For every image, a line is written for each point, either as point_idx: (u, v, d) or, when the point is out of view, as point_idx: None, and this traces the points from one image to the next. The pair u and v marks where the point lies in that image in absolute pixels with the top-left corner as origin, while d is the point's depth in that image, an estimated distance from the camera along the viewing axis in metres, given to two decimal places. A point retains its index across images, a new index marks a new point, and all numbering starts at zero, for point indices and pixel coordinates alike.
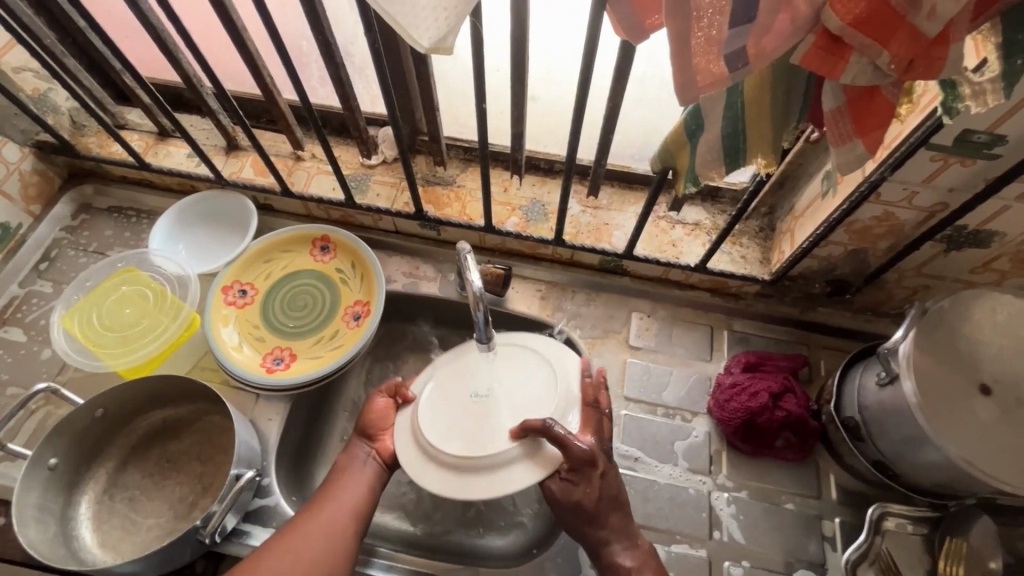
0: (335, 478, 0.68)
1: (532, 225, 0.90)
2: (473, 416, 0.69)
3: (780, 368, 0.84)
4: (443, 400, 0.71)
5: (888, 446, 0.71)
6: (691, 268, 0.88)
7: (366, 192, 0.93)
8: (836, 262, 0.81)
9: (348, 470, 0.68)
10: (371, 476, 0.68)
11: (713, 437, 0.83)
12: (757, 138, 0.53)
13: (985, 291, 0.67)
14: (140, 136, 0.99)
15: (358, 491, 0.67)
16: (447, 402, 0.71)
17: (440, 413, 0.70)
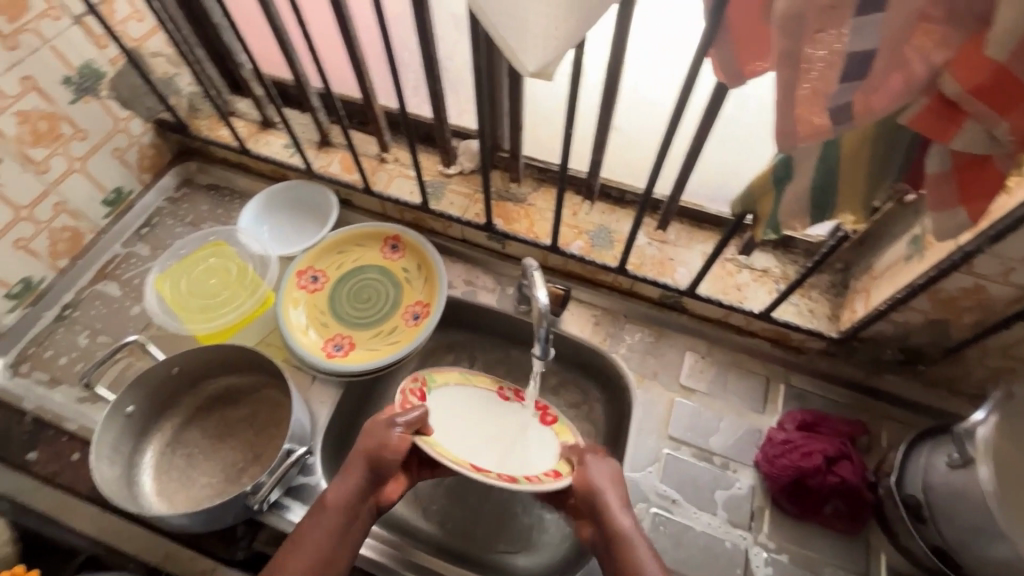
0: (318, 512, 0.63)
1: (596, 250, 0.91)
2: (487, 424, 0.80)
3: (837, 432, 0.80)
4: (450, 434, 0.74)
5: (955, 535, 0.66)
6: (755, 315, 0.86)
7: (441, 198, 0.97)
8: (913, 329, 0.77)
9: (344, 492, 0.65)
10: (357, 511, 0.64)
11: (757, 492, 0.80)
12: (848, 192, 0.52)
13: None
14: (245, 124, 1.07)
15: (342, 534, 0.62)
16: (455, 417, 0.78)
17: (422, 381, 0.77)
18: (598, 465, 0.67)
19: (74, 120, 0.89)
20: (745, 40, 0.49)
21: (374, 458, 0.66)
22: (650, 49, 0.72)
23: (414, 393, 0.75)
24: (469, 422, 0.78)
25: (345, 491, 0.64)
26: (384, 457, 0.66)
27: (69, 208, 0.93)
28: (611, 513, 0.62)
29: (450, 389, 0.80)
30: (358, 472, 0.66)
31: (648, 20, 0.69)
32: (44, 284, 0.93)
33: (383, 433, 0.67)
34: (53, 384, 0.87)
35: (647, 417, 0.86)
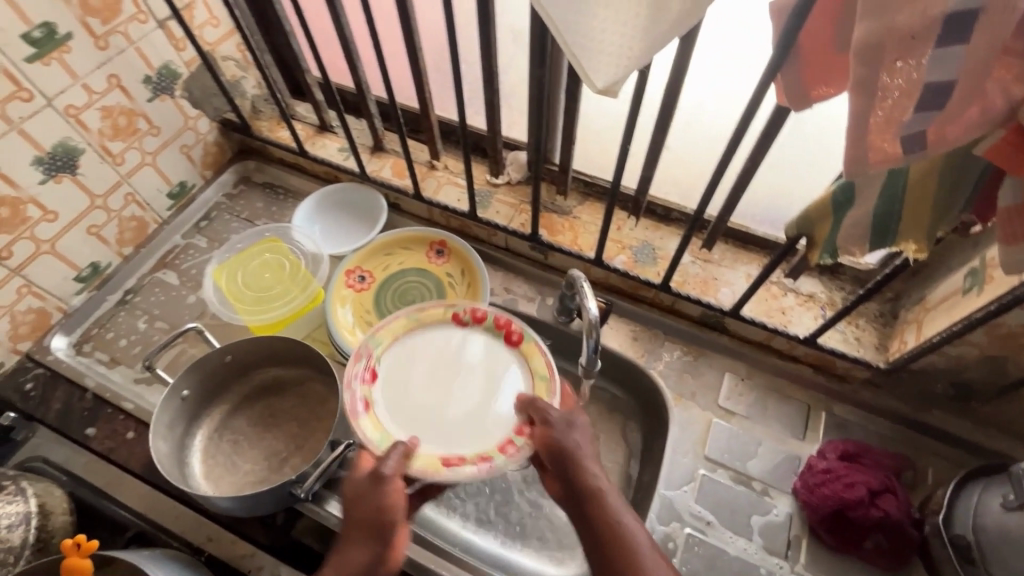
0: None
1: (639, 265, 0.92)
2: (449, 362, 0.77)
3: (880, 465, 0.78)
4: (426, 381, 0.76)
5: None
6: (799, 340, 0.85)
7: (487, 207, 0.99)
8: (966, 365, 0.75)
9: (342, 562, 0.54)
10: None
11: (795, 520, 0.79)
12: (913, 222, 0.52)
13: None
14: (303, 127, 1.11)
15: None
16: (412, 379, 0.75)
17: (366, 358, 0.75)
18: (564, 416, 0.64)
19: (150, 117, 0.94)
20: (817, 67, 0.49)
21: (373, 522, 0.56)
22: (710, 71, 0.73)
23: (361, 375, 0.74)
24: (422, 373, 0.76)
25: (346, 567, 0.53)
26: (388, 517, 0.56)
27: (138, 199, 0.98)
28: (586, 467, 0.58)
29: (397, 347, 0.78)
30: (357, 538, 0.55)
31: (711, 42, 0.70)
32: (110, 270, 0.98)
33: (376, 494, 0.57)
34: (112, 364, 0.91)
35: (683, 436, 0.85)
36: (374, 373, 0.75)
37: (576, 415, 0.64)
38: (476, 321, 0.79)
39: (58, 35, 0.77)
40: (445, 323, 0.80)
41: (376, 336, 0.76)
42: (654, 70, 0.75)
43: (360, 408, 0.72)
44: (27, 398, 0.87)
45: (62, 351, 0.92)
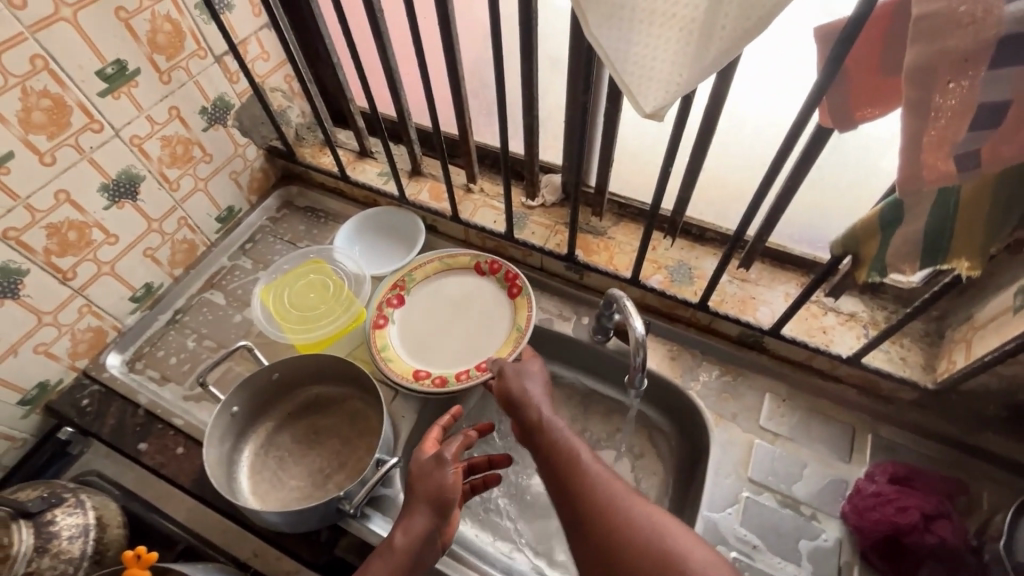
0: (384, 555, 0.61)
1: (676, 285, 0.92)
2: (462, 305, 0.97)
3: (934, 489, 0.76)
4: (434, 316, 0.97)
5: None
6: (841, 359, 0.84)
7: (523, 228, 1.01)
8: (1019, 386, 0.73)
9: (408, 521, 0.64)
10: (428, 546, 0.64)
11: (845, 546, 0.77)
12: (965, 240, 0.53)
13: None
14: (344, 153, 1.16)
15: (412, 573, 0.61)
16: (428, 311, 0.97)
17: (399, 288, 0.97)
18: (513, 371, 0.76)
19: (204, 145, 0.99)
20: (865, 90, 0.50)
21: (436, 497, 0.65)
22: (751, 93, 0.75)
23: (391, 300, 0.97)
24: (439, 306, 0.98)
25: (413, 533, 0.63)
26: (447, 495, 0.65)
27: (190, 223, 1.03)
28: (533, 402, 0.71)
29: (425, 283, 0.99)
30: (421, 509, 0.64)
31: (752, 66, 0.71)
32: (161, 290, 1.02)
33: (436, 475, 0.66)
34: (163, 381, 0.94)
35: (724, 457, 0.84)
36: (402, 299, 0.98)
37: (529, 369, 0.77)
38: (490, 274, 0.98)
39: (127, 71, 0.83)
40: (470, 272, 0.99)
41: (410, 272, 0.98)
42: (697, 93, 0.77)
43: (380, 322, 0.94)
44: (83, 413, 0.90)
45: (116, 368, 0.95)
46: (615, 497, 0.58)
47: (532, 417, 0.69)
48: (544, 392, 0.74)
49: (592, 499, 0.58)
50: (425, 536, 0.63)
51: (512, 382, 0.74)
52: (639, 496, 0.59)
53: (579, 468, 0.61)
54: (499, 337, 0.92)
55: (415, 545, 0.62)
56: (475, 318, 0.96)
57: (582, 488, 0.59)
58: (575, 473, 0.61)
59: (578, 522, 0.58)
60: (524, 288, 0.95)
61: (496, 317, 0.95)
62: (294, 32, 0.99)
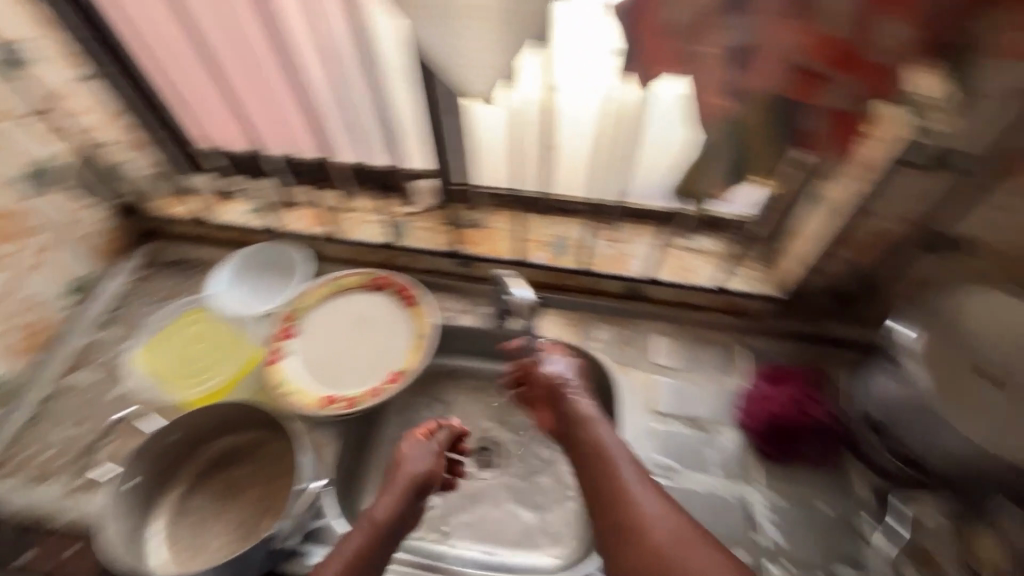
0: (357, 530, 0.64)
1: (558, 258, 1.00)
2: (358, 322, 0.97)
3: (801, 379, 0.89)
4: (332, 339, 0.95)
5: (939, 464, 0.72)
6: (708, 290, 0.96)
7: (407, 235, 1.02)
8: (839, 278, 0.88)
9: (381, 497, 0.68)
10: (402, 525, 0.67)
11: (743, 447, 0.88)
12: (757, 159, 0.64)
13: (958, 285, 0.73)
14: (205, 197, 1.10)
15: (385, 550, 0.64)
16: (325, 335, 0.95)
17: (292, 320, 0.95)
18: (569, 374, 0.81)
19: (34, 215, 0.90)
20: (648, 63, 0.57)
21: (418, 478, 0.69)
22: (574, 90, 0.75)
23: (282, 334, 0.94)
24: (335, 329, 0.96)
25: (387, 510, 0.66)
26: (428, 479, 0.70)
27: (35, 302, 0.92)
28: (567, 398, 0.78)
29: (316, 310, 0.98)
30: (397, 487, 0.68)
31: (568, 64, 0.70)
32: (15, 383, 0.91)
33: (422, 458, 0.72)
34: (37, 481, 0.84)
35: (633, 400, 0.93)
36: (294, 330, 0.95)
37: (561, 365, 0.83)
38: (384, 287, 0.98)
39: None
40: (362, 289, 0.99)
41: (298, 301, 0.97)
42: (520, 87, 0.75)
43: (274, 357, 0.92)
44: None
45: None
46: (643, 501, 0.63)
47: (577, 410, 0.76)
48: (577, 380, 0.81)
49: (621, 500, 0.63)
50: (401, 512, 0.66)
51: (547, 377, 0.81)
52: (668, 506, 0.63)
53: (610, 476, 0.66)
54: (401, 346, 0.93)
55: (382, 525, 0.64)
56: (374, 332, 0.96)
57: (613, 489, 0.65)
58: (604, 477, 0.66)
59: (601, 516, 0.64)
60: (419, 295, 0.97)
61: (395, 328, 0.95)
62: (120, 80, 0.94)
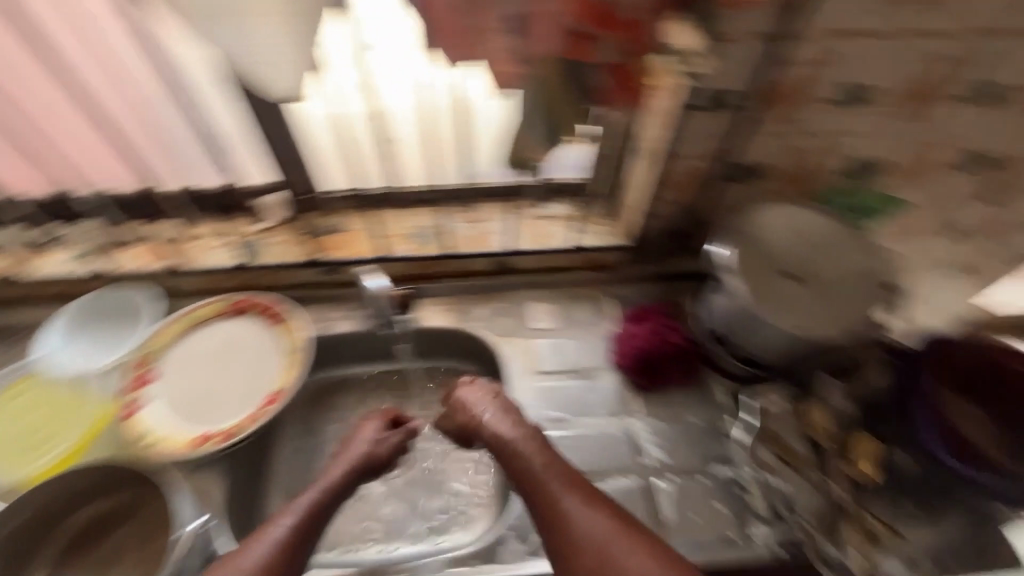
0: (300, 495, 0.72)
1: (422, 247, 1.01)
2: (224, 352, 0.92)
3: (657, 312, 0.99)
4: (197, 374, 0.90)
5: (768, 354, 0.86)
6: (568, 250, 1.03)
7: (261, 253, 0.98)
8: (671, 217, 0.99)
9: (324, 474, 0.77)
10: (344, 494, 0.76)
11: (620, 384, 0.97)
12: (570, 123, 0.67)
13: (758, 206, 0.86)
14: (10, 253, 0.96)
15: (330, 515, 0.73)
16: (189, 374, 0.90)
17: (146, 364, 0.89)
18: (484, 403, 0.83)
19: None
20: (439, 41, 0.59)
21: (369, 459, 0.82)
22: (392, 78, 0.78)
23: (136, 382, 0.87)
24: (198, 364, 0.91)
25: (331, 479, 0.76)
26: (374, 460, 0.82)
27: None
28: (489, 425, 0.79)
29: (173, 349, 0.91)
30: (342, 466, 0.78)
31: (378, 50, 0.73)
32: None
33: (376, 444, 0.84)
34: None
35: (517, 364, 0.99)
36: (152, 376, 0.89)
37: (478, 395, 0.84)
38: (246, 311, 0.94)
39: None
40: (222, 317, 0.94)
41: (150, 344, 0.90)
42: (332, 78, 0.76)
43: (130, 410, 0.85)
44: None
45: None
46: (574, 513, 0.66)
47: (500, 435, 0.78)
48: (496, 398, 0.84)
49: (557, 518, 0.66)
50: (347, 482, 0.77)
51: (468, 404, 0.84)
52: (599, 508, 0.66)
53: (548, 496, 0.68)
54: (276, 365, 0.90)
55: (333, 482, 0.75)
56: (243, 359, 0.91)
57: (547, 505, 0.68)
58: (544, 497, 0.69)
59: (546, 539, 0.67)
60: (284, 310, 0.94)
61: (265, 348, 0.92)
62: None
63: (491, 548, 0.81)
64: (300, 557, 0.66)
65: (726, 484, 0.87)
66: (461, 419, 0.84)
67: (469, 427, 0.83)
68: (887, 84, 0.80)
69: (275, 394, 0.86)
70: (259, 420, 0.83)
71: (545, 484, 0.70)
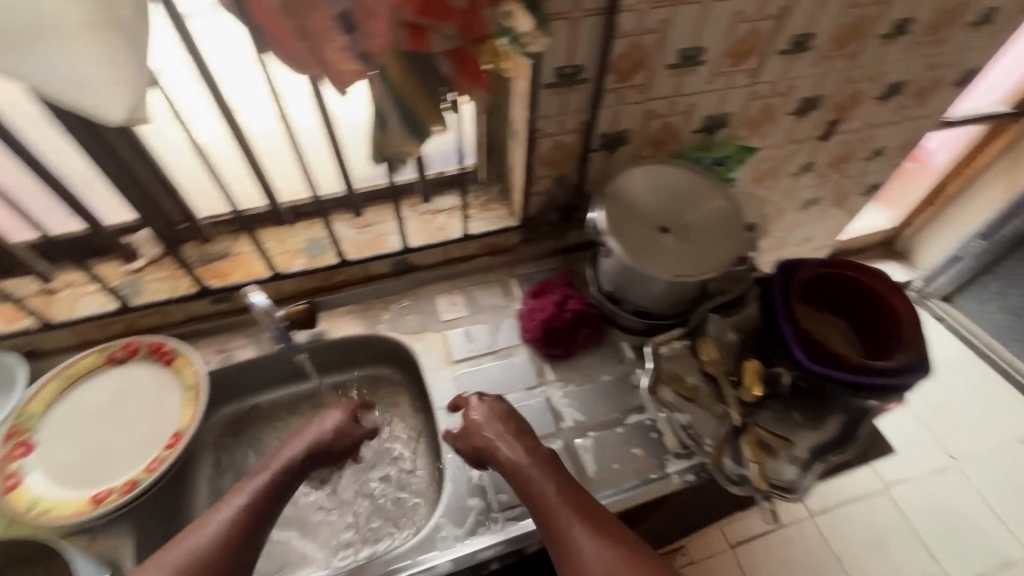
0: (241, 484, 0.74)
1: (316, 259, 1.00)
2: (116, 402, 0.87)
3: (558, 285, 1.04)
4: (87, 431, 0.84)
5: (656, 302, 0.95)
6: (463, 239, 1.05)
7: (141, 292, 0.93)
8: (553, 191, 1.05)
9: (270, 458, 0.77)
10: (296, 477, 0.77)
11: (533, 358, 1.01)
12: (426, 113, 0.69)
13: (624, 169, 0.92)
14: None
15: (279, 498, 0.74)
16: (77, 432, 0.84)
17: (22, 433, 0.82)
18: (494, 417, 0.83)
19: None
20: (275, 44, 0.59)
21: (323, 441, 0.81)
22: (240, 82, 0.81)
23: (13, 452, 0.80)
24: (87, 421, 0.85)
25: (278, 461, 0.76)
26: (330, 443, 0.82)
27: None
28: (499, 452, 0.80)
29: (55, 409, 0.85)
30: (293, 446, 0.79)
31: (215, 56, 0.76)
32: None
33: (330, 429, 0.83)
34: None
35: (432, 359, 1.00)
36: (33, 442, 0.82)
37: (486, 418, 0.83)
38: (132, 356, 0.89)
39: None
40: (107, 367, 0.89)
41: (23, 410, 0.83)
42: (172, 84, 0.77)
43: (10, 481, 0.77)
44: None
45: None
46: (580, 541, 0.70)
47: (510, 461, 0.78)
48: (504, 417, 0.84)
49: (565, 546, 0.70)
50: (298, 463, 0.77)
51: (476, 427, 0.83)
52: (603, 535, 0.71)
53: (558, 524, 0.72)
54: (174, 405, 0.86)
55: (288, 466, 0.76)
56: (138, 406, 0.87)
57: (557, 533, 0.72)
58: (556, 525, 0.72)
59: (553, 558, 0.72)
60: (176, 348, 0.90)
61: (162, 391, 0.88)
62: None
63: (430, 539, 0.82)
64: (240, 540, 0.68)
65: (642, 429, 0.93)
66: (466, 439, 0.84)
67: (476, 451, 0.83)
68: (712, 48, 0.89)
69: (175, 435, 0.82)
70: (159, 464, 0.79)
71: (554, 511, 0.73)
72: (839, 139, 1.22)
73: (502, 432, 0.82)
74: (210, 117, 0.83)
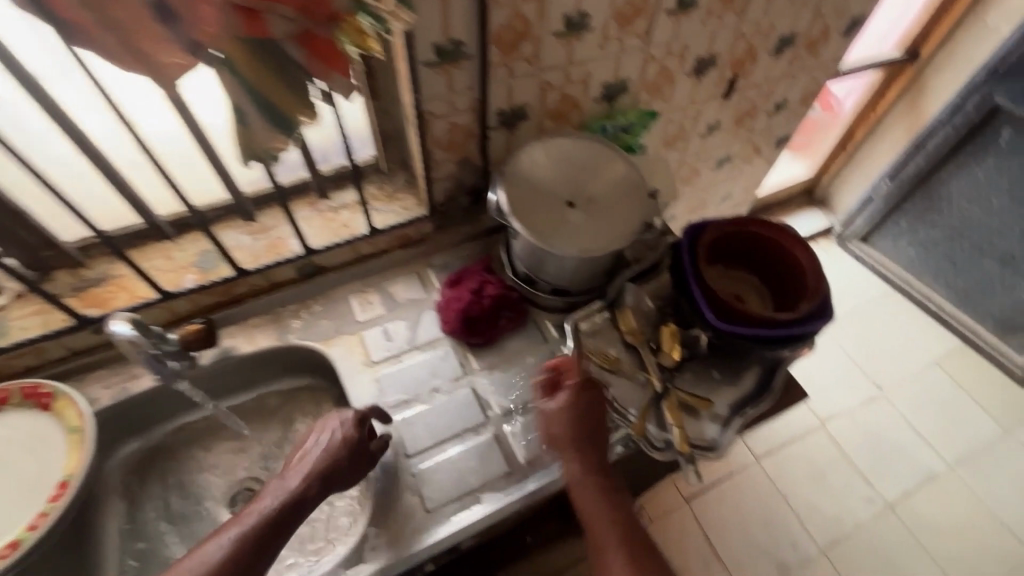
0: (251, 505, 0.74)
1: (210, 272, 0.93)
2: None
3: (474, 271, 1.01)
4: None
5: (571, 278, 0.94)
6: (369, 235, 1.00)
7: (7, 332, 0.84)
8: (459, 174, 1.01)
9: (275, 485, 0.75)
10: (301, 508, 0.74)
11: (456, 349, 0.98)
12: (289, 106, 0.63)
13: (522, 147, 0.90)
14: None
15: (281, 526, 0.72)
16: None
17: None
18: (580, 426, 0.81)
19: None
20: (83, 41, 0.52)
21: (322, 466, 0.77)
22: (67, 86, 0.71)
23: None
24: None
25: (280, 492, 0.74)
26: (328, 467, 0.77)
27: None
28: (575, 460, 0.80)
29: None
30: (292, 475, 0.76)
31: (26, 57, 0.66)
32: None
33: (331, 452, 0.78)
34: None
35: (349, 363, 0.95)
36: None
37: (576, 417, 0.81)
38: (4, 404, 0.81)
39: None
40: None
41: None
42: None
43: None
44: None
45: None
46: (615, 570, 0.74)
47: (581, 473, 0.79)
48: (593, 422, 0.82)
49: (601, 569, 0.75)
50: (297, 492, 0.74)
51: (567, 419, 0.81)
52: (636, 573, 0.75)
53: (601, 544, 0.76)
54: (59, 452, 0.78)
55: (286, 500, 0.73)
56: (19, 458, 0.78)
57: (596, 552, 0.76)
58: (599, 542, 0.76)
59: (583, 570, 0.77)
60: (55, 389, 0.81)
61: (43, 438, 0.79)
62: None
63: (357, 551, 0.79)
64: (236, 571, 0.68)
65: None
66: (554, 427, 0.82)
67: (556, 444, 0.82)
68: (596, 12, 0.86)
69: (62, 484, 0.74)
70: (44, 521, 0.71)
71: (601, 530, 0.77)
72: (741, 96, 1.23)
73: (588, 439, 0.81)
74: (42, 129, 0.74)
